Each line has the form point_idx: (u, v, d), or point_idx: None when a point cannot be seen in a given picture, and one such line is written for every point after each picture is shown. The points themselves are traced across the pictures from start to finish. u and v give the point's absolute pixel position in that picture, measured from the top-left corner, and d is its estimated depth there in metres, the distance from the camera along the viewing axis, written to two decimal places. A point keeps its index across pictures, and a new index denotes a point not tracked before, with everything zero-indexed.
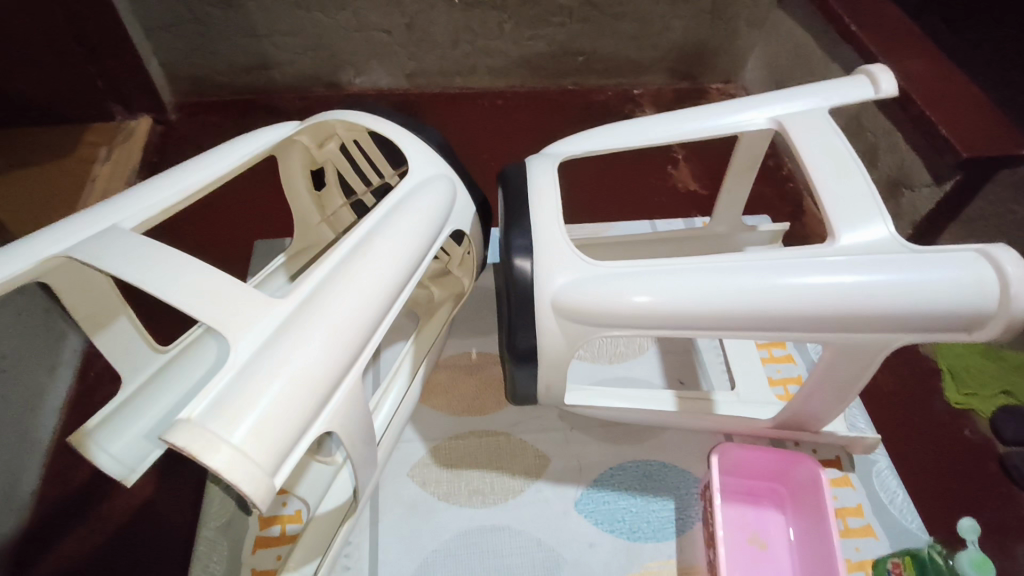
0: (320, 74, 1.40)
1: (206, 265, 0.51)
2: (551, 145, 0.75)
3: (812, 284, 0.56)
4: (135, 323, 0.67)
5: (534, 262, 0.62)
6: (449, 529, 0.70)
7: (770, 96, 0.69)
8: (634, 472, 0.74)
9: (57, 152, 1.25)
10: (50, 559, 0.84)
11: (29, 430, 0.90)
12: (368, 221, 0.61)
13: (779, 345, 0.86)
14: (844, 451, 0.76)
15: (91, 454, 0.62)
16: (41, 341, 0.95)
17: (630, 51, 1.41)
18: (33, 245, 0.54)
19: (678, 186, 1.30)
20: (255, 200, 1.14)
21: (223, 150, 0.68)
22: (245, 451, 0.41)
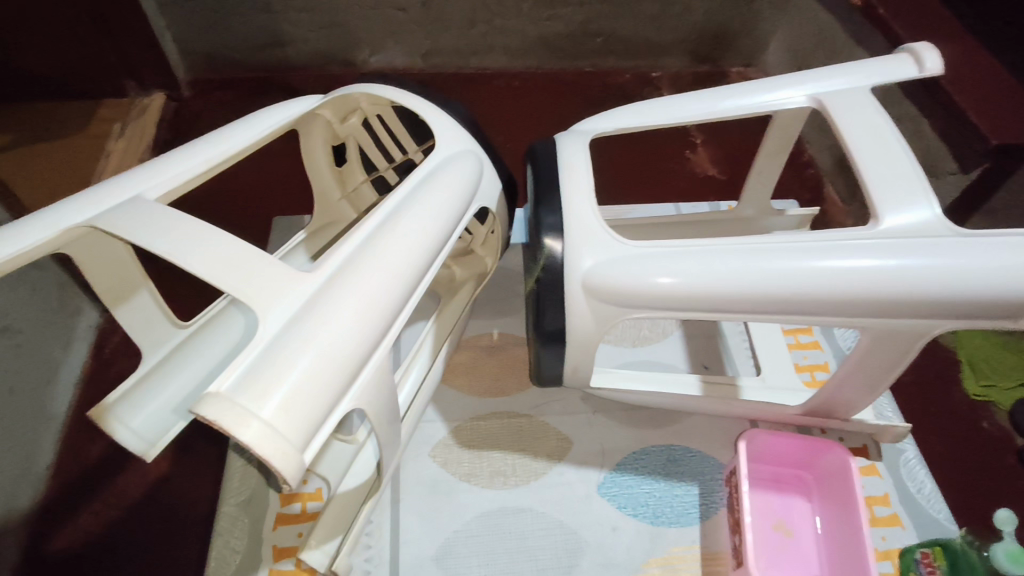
0: (335, 53, 1.38)
1: (233, 238, 0.50)
2: (579, 123, 0.73)
3: (853, 267, 0.54)
4: (156, 298, 0.66)
5: (565, 242, 0.61)
6: (470, 510, 0.70)
7: (807, 75, 0.67)
8: (658, 456, 0.73)
9: (72, 128, 1.24)
10: (69, 531, 0.84)
11: (45, 405, 0.90)
12: (395, 196, 0.59)
13: (806, 331, 0.84)
14: (872, 439, 0.75)
15: (110, 428, 0.61)
16: (57, 317, 0.95)
17: (650, 32, 1.38)
18: (57, 215, 0.53)
19: (697, 170, 1.28)
20: (272, 177, 1.13)
21: (247, 123, 0.67)
22: (274, 426, 0.40)
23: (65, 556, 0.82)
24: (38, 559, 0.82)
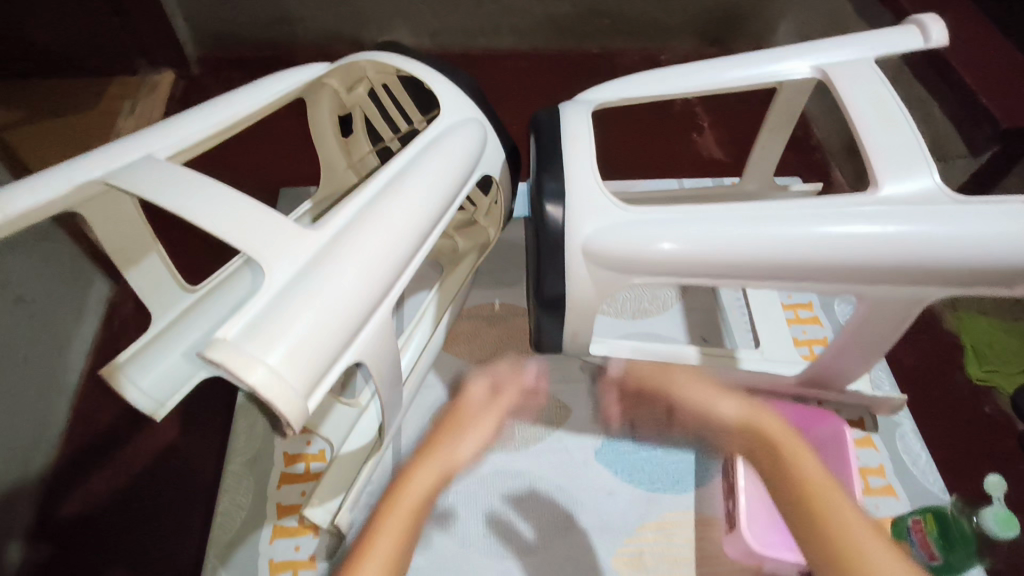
0: (343, 31, 1.38)
1: (239, 197, 0.51)
2: (583, 93, 0.73)
3: (851, 235, 0.54)
4: (166, 261, 0.68)
5: (564, 209, 0.61)
6: (469, 473, 0.71)
7: (813, 45, 0.67)
8: (655, 426, 0.74)
9: (82, 104, 1.25)
10: (81, 493, 0.87)
11: (56, 373, 0.92)
12: (400, 160, 0.60)
13: (806, 307, 0.84)
14: (869, 412, 0.75)
15: (121, 387, 0.61)
16: (68, 287, 0.97)
17: (659, 13, 1.37)
18: (69, 171, 0.53)
19: (703, 153, 1.28)
20: (278, 150, 1.14)
21: (254, 88, 0.67)
22: (280, 372, 0.41)
23: (76, 517, 0.85)
24: (51, 519, 0.85)
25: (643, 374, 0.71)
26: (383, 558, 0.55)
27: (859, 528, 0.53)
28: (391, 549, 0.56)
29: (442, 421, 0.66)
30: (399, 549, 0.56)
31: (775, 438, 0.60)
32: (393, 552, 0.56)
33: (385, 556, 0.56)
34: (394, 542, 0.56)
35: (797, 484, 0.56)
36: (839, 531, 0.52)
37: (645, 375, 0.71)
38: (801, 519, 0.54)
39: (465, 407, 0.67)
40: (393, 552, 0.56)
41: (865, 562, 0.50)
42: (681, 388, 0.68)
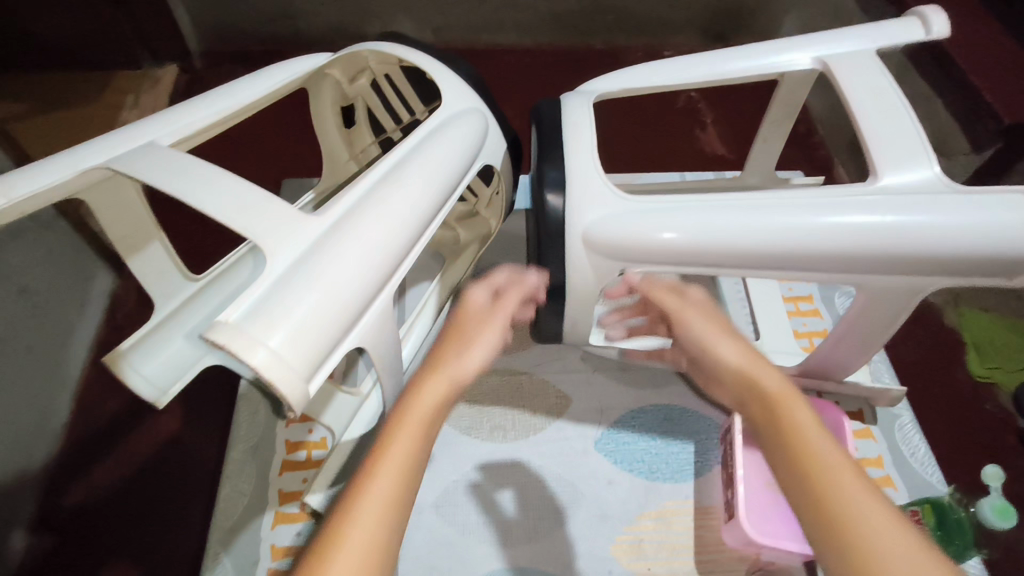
0: (346, 25, 1.38)
1: (242, 184, 0.51)
2: (585, 84, 0.73)
3: (850, 225, 0.55)
4: (168, 250, 0.68)
5: (566, 197, 0.61)
6: (470, 462, 0.71)
7: (814, 36, 0.67)
8: (655, 416, 0.75)
9: (86, 99, 1.26)
10: (84, 484, 0.87)
11: (60, 364, 0.93)
12: (400, 148, 0.61)
13: (806, 299, 0.85)
14: (868, 403, 0.76)
15: (125, 374, 0.61)
16: (72, 279, 0.98)
17: (662, 9, 1.36)
18: (73, 157, 0.54)
19: (706, 149, 1.28)
20: (281, 143, 1.14)
21: (257, 78, 0.67)
22: (282, 355, 0.42)
23: (80, 507, 0.85)
24: (56, 508, 0.85)
25: (648, 289, 0.61)
26: (395, 469, 0.42)
27: (843, 462, 0.43)
28: (405, 460, 0.43)
29: (443, 333, 0.56)
30: (414, 456, 0.44)
31: (757, 371, 0.51)
32: (400, 475, 0.42)
33: (398, 463, 0.43)
34: (413, 439, 0.44)
35: (781, 424, 0.47)
36: (818, 463, 0.43)
37: (650, 290, 0.61)
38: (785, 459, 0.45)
39: (463, 318, 0.57)
40: (406, 466, 0.43)
41: (840, 496, 0.41)
42: (690, 318, 0.58)
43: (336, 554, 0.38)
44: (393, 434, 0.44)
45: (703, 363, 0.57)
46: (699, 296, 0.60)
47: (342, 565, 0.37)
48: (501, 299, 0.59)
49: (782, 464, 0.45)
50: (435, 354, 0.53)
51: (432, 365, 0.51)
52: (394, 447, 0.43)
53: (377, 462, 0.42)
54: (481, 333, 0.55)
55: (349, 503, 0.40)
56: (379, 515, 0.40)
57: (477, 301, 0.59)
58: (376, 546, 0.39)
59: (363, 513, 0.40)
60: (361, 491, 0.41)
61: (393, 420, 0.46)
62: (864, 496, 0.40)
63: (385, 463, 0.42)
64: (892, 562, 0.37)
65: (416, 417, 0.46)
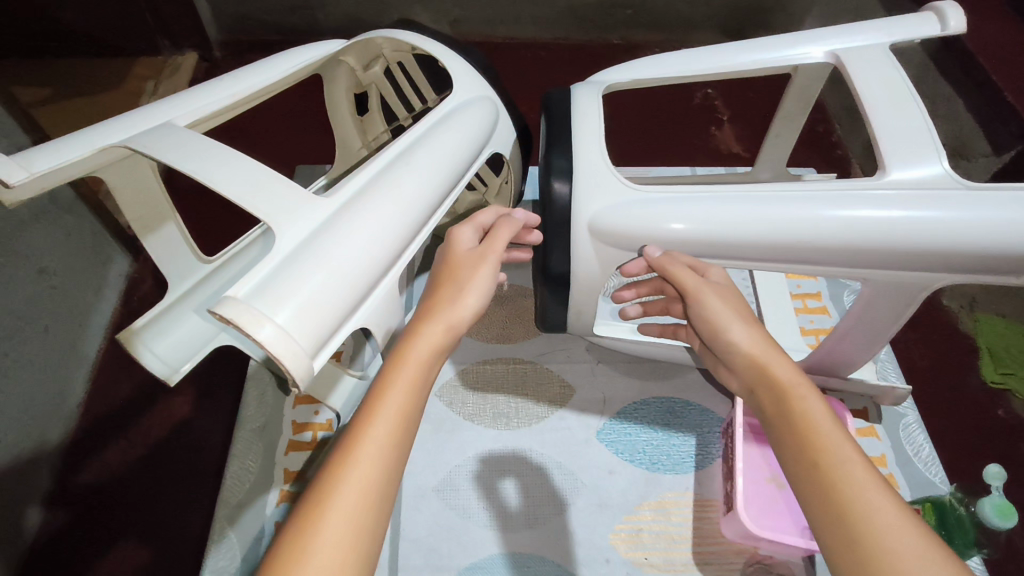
0: (363, 17, 1.39)
1: (253, 164, 0.52)
2: (597, 74, 0.73)
3: (857, 219, 0.55)
4: (182, 231, 0.69)
5: (573, 186, 0.62)
6: (472, 448, 0.72)
7: (830, 31, 0.66)
8: (657, 408, 0.75)
9: (107, 86, 1.28)
10: (98, 462, 0.89)
11: (76, 343, 0.95)
12: (409, 134, 0.61)
13: (814, 297, 0.85)
14: (873, 402, 0.75)
15: (138, 352, 0.61)
16: (89, 261, 1.00)
17: (681, 6, 1.36)
18: (90, 136, 0.55)
19: (721, 147, 1.27)
20: (296, 130, 1.15)
21: (272, 63, 0.68)
22: (288, 330, 0.42)
23: (94, 484, 0.87)
24: (71, 485, 0.87)
25: (665, 266, 0.57)
26: (391, 421, 0.43)
27: (849, 450, 0.43)
28: (400, 412, 0.44)
29: (435, 276, 0.55)
30: (408, 410, 0.45)
31: (764, 357, 0.51)
32: (396, 426, 0.43)
33: (394, 414, 0.44)
34: (409, 390, 0.45)
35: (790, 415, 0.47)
36: (825, 456, 0.43)
37: (667, 266, 0.57)
38: (791, 453, 0.45)
39: (455, 263, 0.54)
40: (400, 420, 0.44)
41: (850, 490, 0.41)
42: (707, 296, 0.55)
43: (334, 499, 0.39)
44: (388, 384, 0.45)
45: (711, 344, 0.56)
46: (720, 277, 0.58)
47: (339, 512, 0.39)
48: (489, 237, 0.56)
49: (793, 462, 0.45)
50: (430, 299, 0.52)
51: (428, 312, 0.50)
52: (390, 398, 0.44)
53: (373, 412, 0.43)
54: (475, 275, 0.53)
55: (346, 451, 0.42)
56: (377, 465, 0.41)
57: (464, 241, 0.56)
58: (373, 494, 0.41)
59: (361, 463, 0.41)
60: (358, 440, 0.42)
61: (388, 367, 0.46)
62: (876, 492, 0.40)
63: (382, 414, 0.43)
64: (896, 559, 0.37)
65: (412, 368, 0.46)
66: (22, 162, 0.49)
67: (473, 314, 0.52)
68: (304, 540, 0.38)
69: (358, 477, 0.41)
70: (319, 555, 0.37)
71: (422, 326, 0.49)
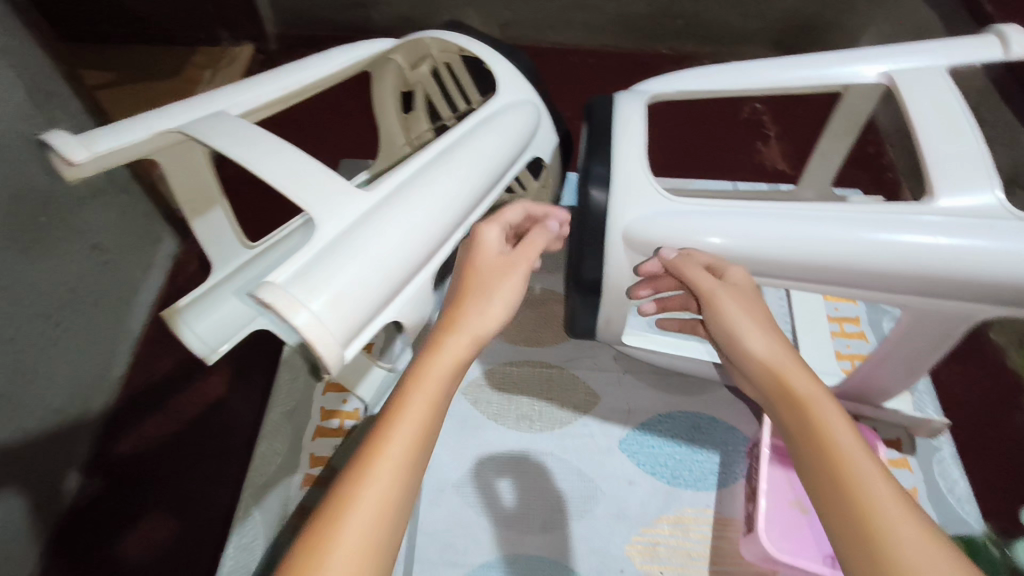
0: (415, 17, 1.41)
1: (299, 155, 0.53)
2: (641, 83, 0.73)
3: (900, 243, 0.53)
4: (228, 217, 0.71)
5: (609, 194, 0.62)
6: (494, 447, 0.73)
7: (885, 50, 0.65)
8: (682, 422, 0.74)
9: (166, 72, 1.33)
10: (133, 436, 0.93)
11: (121, 319, 0.99)
12: (450, 135, 0.63)
13: (852, 320, 0.82)
14: (907, 433, 0.73)
15: (180, 330, 0.64)
16: (139, 241, 1.03)
17: (734, 18, 1.34)
18: (149, 120, 0.57)
19: (765, 163, 1.25)
20: (343, 125, 1.18)
21: (324, 58, 0.70)
22: (323, 317, 0.44)
23: (129, 456, 0.91)
24: (107, 456, 0.91)
25: (681, 267, 0.55)
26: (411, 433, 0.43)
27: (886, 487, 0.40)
28: (422, 424, 0.44)
29: (457, 281, 0.54)
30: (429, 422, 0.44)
31: (785, 366, 0.49)
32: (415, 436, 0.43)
33: (415, 426, 0.43)
34: (431, 401, 0.45)
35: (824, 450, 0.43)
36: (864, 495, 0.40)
37: (682, 267, 0.55)
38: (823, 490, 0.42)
39: (477, 265, 0.54)
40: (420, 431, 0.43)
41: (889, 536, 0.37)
42: (723, 301, 0.53)
43: (351, 508, 0.39)
44: (409, 395, 0.45)
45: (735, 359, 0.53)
46: (739, 277, 0.55)
47: (356, 520, 0.39)
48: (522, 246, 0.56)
49: (815, 486, 0.43)
50: (452, 306, 0.51)
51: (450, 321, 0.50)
52: (411, 408, 0.44)
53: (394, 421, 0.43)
54: (498, 282, 0.52)
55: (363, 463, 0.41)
56: (394, 478, 0.41)
57: (490, 243, 0.55)
58: (388, 507, 0.40)
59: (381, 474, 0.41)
60: (376, 452, 0.42)
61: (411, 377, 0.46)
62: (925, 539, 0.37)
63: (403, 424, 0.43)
64: None
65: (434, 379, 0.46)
66: (85, 143, 0.52)
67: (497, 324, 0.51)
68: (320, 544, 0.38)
69: (376, 484, 0.40)
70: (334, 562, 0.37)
71: (444, 338, 0.48)
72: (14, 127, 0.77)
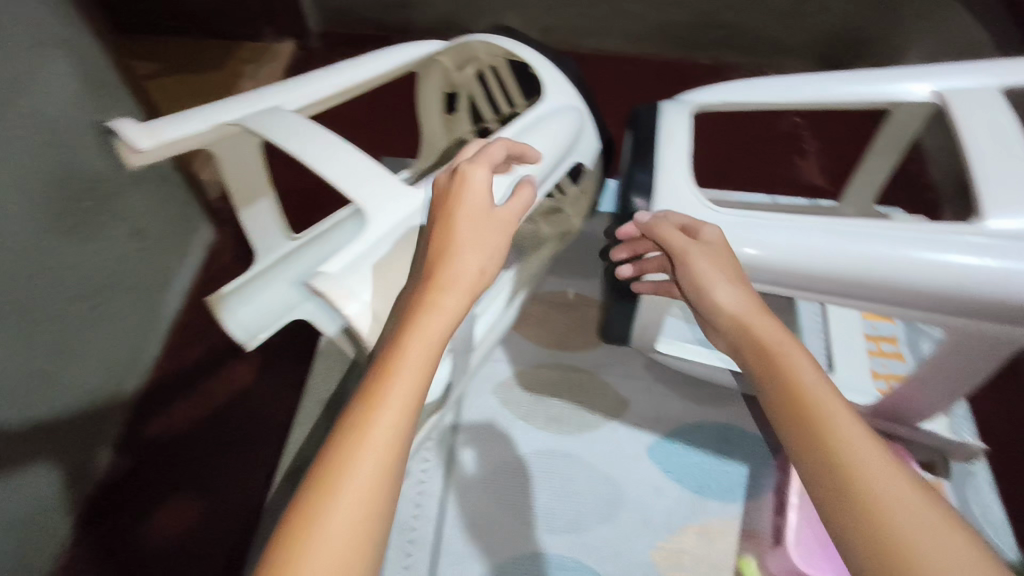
0: (456, 19, 1.43)
1: (348, 150, 0.55)
2: (686, 93, 0.74)
3: (944, 263, 0.53)
4: (273, 209, 0.74)
5: (651, 202, 0.62)
6: (522, 447, 0.74)
7: (936, 68, 0.65)
8: (711, 432, 0.74)
9: (213, 64, 1.37)
10: (164, 419, 0.95)
11: (158, 303, 1.02)
12: (496, 138, 0.64)
13: (889, 340, 0.81)
14: (941, 457, 0.72)
15: (223, 315, 0.64)
16: (180, 228, 1.07)
17: (776, 30, 1.33)
18: (208, 112, 0.59)
19: (802, 178, 1.24)
20: (383, 123, 1.20)
21: (375, 58, 0.72)
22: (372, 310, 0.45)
23: (160, 437, 0.93)
24: (140, 436, 0.94)
25: (656, 230, 0.57)
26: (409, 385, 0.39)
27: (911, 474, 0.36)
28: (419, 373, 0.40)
29: (432, 223, 0.49)
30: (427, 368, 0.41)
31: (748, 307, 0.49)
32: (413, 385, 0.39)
33: (412, 377, 0.39)
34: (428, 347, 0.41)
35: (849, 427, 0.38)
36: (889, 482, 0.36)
37: (657, 229, 0.57)
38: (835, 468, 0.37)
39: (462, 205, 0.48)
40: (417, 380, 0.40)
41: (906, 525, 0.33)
42: (693, 258, 0.53)
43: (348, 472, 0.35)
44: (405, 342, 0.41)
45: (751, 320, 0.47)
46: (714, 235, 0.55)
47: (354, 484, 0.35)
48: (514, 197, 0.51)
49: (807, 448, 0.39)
50: (434, 253, 0.46)
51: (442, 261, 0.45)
52: (409, 357, 0.40)
53: (382, 387, 0.39)
54: (485, 234, 0.48)
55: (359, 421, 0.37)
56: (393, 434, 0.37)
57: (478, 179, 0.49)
58: (386, 467, 0.36)
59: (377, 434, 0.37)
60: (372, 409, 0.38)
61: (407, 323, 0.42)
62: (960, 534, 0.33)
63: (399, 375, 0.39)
64: None
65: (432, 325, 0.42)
66: (151, 132, 0.54)
67: (483, 277, 0.46)
68: (308, 525, 0.34)
69: (372, 444, 0.36)
70: (325, 533, 0.34)
71: (435, 291, 0.43)
72: (72, 114, 0.80)
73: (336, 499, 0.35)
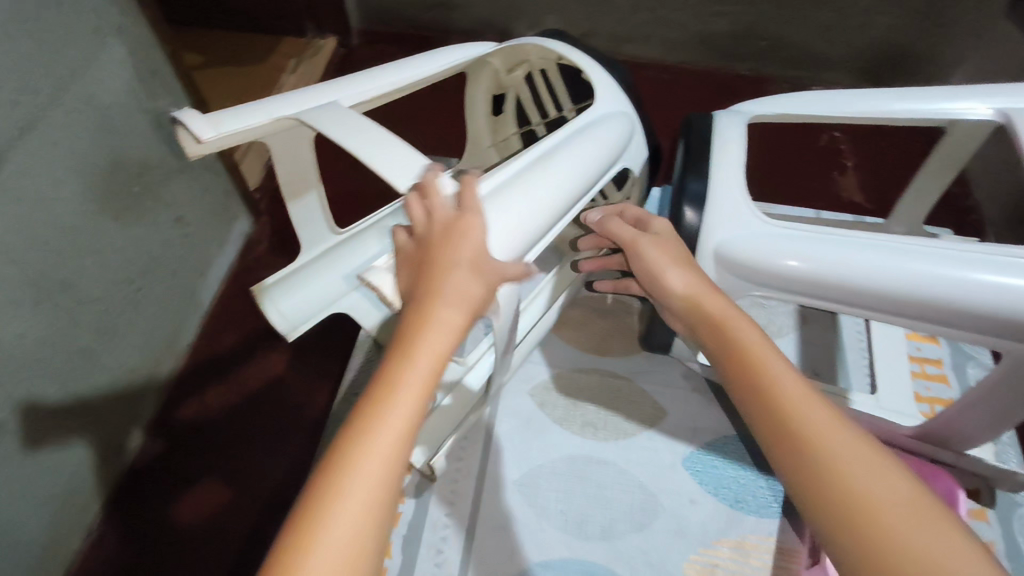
0: (498, 22, 1.44)
1: (401, 147, 0.55)
2: (740, 103, 0.73)
3: (1006, 287, 0.51)
4: (321, 203, 0.74)
5: (702, 214, 0.63)
6: (557, 450, 0.74)
7: (1001, 88, 0.63)
8: (747, 446, 0.74)
9: (256, 58, 1.40)
10: (193, 405, 0.97)
11: (196, 291, 1.04)
12: (547, 141, 0.64)
13: (934, 362, 0.80)
14: (987, 483, 0.70)
15: (266, 305, 0.66)
16: (219, 218, 1.09)
17: (821, 44, 1.31)
18: (268, 106, 0.60)
19: (842, 194, 1.22)
20: (423, 122, 1.21)
21: (427, 58, 0.73)
22: None
23: (190, 422, 0.95)
24: (172, 420, 0.96)
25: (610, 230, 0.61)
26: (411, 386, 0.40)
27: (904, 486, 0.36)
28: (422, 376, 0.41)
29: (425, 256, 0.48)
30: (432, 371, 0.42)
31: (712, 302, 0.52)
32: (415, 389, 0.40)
33: (415, 379, 0.41)
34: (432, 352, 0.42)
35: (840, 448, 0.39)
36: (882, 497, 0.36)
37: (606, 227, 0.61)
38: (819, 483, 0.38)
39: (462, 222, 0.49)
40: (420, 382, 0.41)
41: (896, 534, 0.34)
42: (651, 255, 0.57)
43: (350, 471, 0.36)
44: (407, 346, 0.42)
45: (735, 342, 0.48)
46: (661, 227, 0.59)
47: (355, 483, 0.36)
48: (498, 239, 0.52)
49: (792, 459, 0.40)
50: (434, 259, 0.47)
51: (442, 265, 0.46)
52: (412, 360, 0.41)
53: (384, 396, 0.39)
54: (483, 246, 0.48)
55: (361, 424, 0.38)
56: (395, 436, 0.38)
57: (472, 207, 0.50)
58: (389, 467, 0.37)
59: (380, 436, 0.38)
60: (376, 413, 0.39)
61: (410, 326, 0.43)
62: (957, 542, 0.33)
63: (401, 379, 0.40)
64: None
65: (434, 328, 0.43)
66: (213, 123, 0.55)
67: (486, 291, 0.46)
68: (310, 530, 0.34)
69: (376, 446, 0.37)
70: (328, 527, 0.34)
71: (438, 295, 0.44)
72: (125, 104, 0.82)
73: (340, 497, 0.35)
